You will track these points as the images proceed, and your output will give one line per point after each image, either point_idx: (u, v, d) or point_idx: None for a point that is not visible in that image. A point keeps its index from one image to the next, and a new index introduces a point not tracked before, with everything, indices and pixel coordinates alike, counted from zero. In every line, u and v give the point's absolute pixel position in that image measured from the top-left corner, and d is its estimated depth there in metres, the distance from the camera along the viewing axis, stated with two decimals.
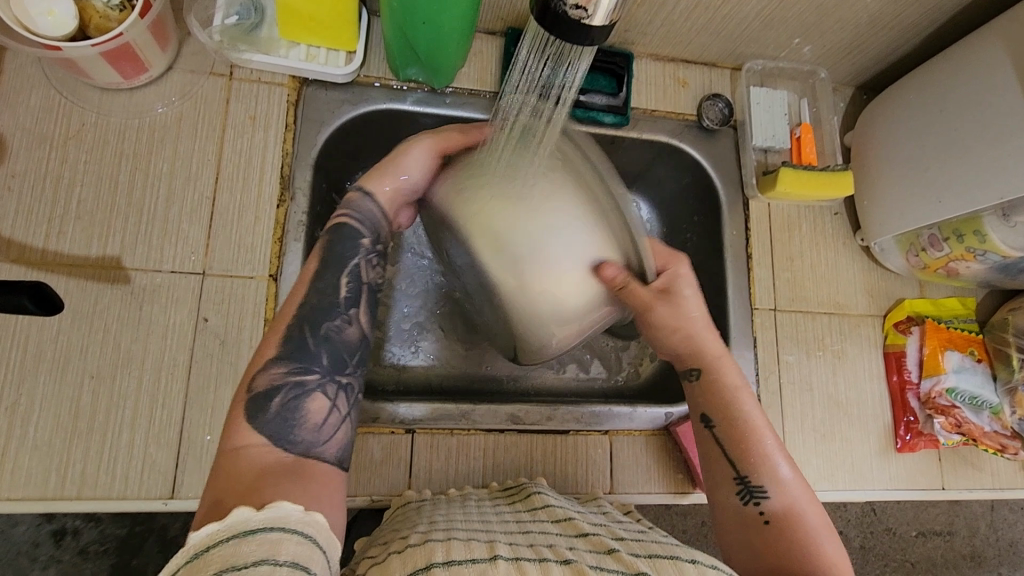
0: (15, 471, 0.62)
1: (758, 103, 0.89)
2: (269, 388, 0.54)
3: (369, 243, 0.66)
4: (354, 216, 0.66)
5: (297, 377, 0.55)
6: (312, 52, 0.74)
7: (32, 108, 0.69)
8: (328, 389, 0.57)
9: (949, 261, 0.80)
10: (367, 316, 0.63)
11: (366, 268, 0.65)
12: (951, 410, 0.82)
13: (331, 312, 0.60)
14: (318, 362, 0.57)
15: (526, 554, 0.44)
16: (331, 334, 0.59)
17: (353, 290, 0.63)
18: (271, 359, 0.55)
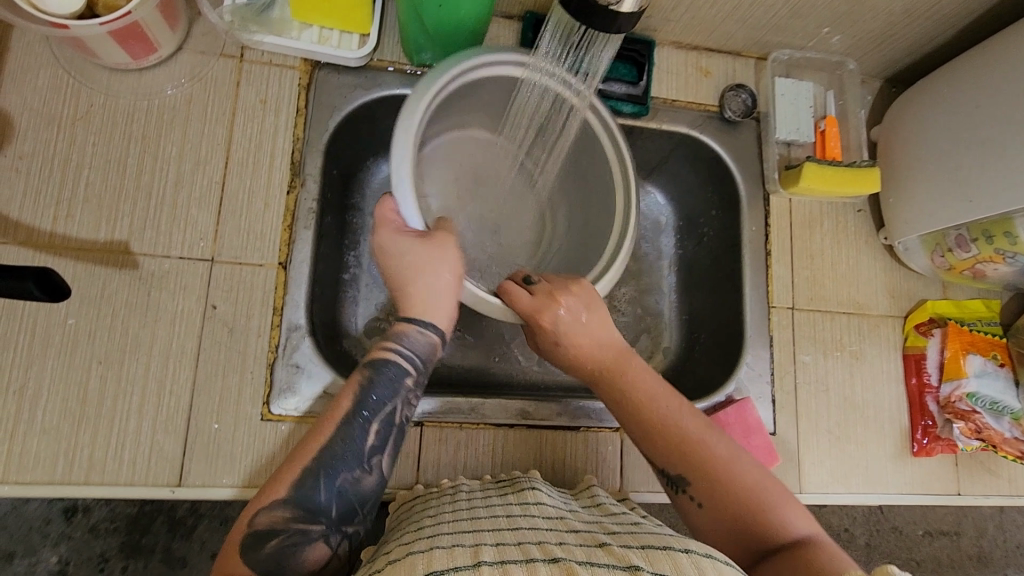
0: (23, 455, 0.61)
1: (783, 94, 0.86)
2: (268, 533, 0.49)
3: (412, 381, 0.58)
4: (398, 351, 0.58)
5: (301, 525, 0.50)
6: (325, 34, 0.72)
7: (40, 88, 0.67)
8: (331, 539, 0.51)
9: (976, 262, 0.77)
10: (389, 460, 0.55)
11: (400, 407, 0.57)
12: (971, 415, 0.80)
13: (351, 459, 0.53)
14: (327, 512, 0.51)
15: (512, 556, 0.42)
16: (346, 485, 0.52)
17: (383, 434, 0.55)
18: (278, 502, 0.50)
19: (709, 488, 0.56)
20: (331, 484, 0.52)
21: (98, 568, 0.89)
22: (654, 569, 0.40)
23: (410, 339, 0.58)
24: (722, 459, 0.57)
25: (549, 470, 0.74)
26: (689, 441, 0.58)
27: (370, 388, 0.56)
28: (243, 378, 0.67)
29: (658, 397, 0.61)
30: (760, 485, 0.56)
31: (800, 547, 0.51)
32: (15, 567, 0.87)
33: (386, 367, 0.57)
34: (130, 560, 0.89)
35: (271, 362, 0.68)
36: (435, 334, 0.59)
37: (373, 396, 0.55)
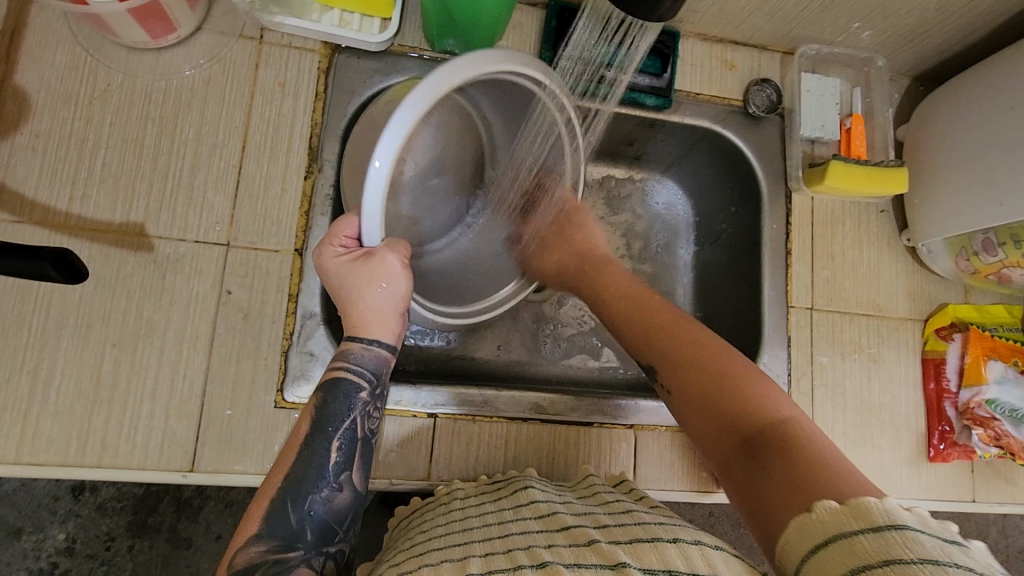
0: (36, 436, 0.61)
1: (810, 90, 0.84)
2: (248, 569, 0.51)
3: (367, 394, 0.59)
4: (351, 369, 0.58)
5: (278, 555, 0.52)
6: (346, 18, 0.71)
7: (57, 65, 0.66)
8: (313, 562, 0.54)
9: (1003, 267, 0.76)
10: (359, 475, 0.58)
11: (362, 422, 0.59)
12: (990, 422, 0.79)
13: (318, 480, 0.55)
14: (302, 536, 0.54)
15: (499, 566, 0.42)
16: (317, 507, 0.55)
17: (346, 451, 0.57)
18: (253, 537, 0.52)
19: (690, 373, 0.56)
20: (301, 509, 0.54)
21: (104, 547, 0.89)
22: (642, 565, 0.39)
23: (361, 357, 0.59)
24: (702, 351, 0.58)
25: (561, 466, 0.73)
26: (671, 334, 0.60)
27: (326, 408, 0.58)
28: (257, 365, 0.66)
29: (635, 304, 0.65)
30: (742, 372, 0.54)
31: (783, 431, 0.48)
32: (23, 544, 0.88)
33: (344, 390, 0.58)
34: (136, 540, 0.90)
35: (285, 350, 0.67)
36: (383, 350, 0.60)
37: (332, 418, 0.57)
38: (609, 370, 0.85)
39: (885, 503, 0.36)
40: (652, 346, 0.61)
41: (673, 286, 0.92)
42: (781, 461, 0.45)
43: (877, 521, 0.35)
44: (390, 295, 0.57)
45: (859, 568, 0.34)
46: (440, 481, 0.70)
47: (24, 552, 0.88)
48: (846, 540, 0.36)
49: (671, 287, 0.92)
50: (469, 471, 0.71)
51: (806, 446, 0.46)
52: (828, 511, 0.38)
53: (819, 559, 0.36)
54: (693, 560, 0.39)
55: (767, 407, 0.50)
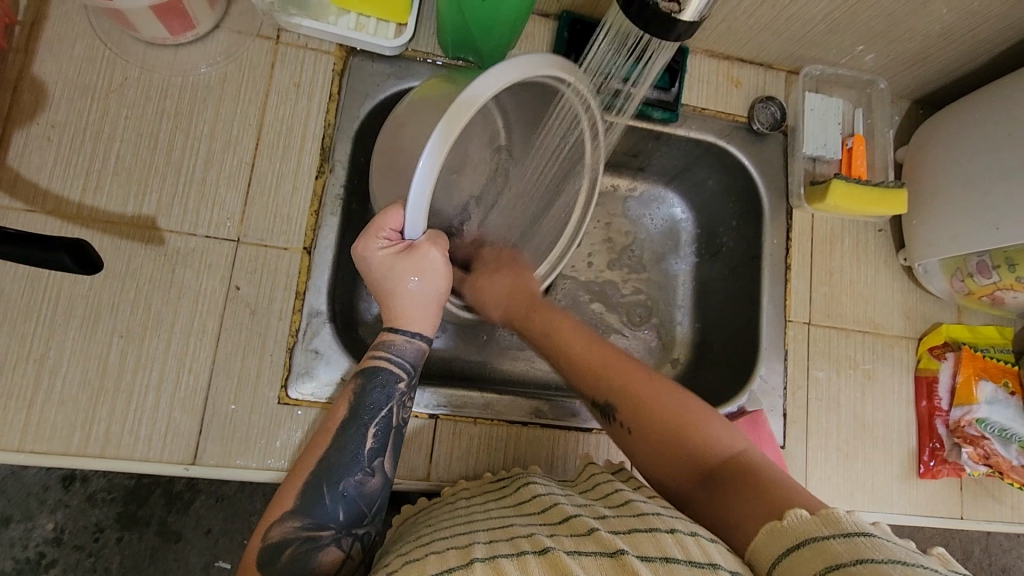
0: (41, 424, 0.62)
1: (813, 109, 0.85)
2: (281, 543, 0.52)
3: (405, 386, 0.60)
4: (391, 360, 0.59)
5: (310, 531, 0.53)
6: (362, 21, 0.72)
7: (76, 57, 0.67)
8: (344, 542, 0.54)
9: (996, 289, 0.78)
10: (391, 461, 0.58)
11: (398, 411, 0.60)
12: (980, 440, 0.80)
13: (352, 464, 0.56)
14: (334, 517, 0.54)
15: (503, 551, 0.43)
16: (350, 489, 0.55)
17: (382, 436, 0.58)
18: (288, 512, 0.53)
19: (642, 413, 0.58)
20: (335, 489, 0.55)
21: (92, 538, 0.89)
22: (640, 553, 0.40)
23: (401, 347, 0.60)
24: (650, 385, 0.59)
25: (559, 471, 0.74)
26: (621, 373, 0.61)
27: (364, 395, 0.58)
28: (262, 361, 0.67)
29: (591, 348, 0.63)
30: (690, 410, 0.57)
31: (738, 462, 0.52)
32: (11, 532, 0.87)
33: (381, 377, 0.59)
34: (125, 532, 0.89)
35: (291, 347, 0.68)
36: (422, 342, 0.61)
37: (370, 405, 0.58)
38: None
39: (854, 514, 0.40)
40: (601, 383, 0.61)
41: (672, 296, 0.94)
42: (746, 488, 0.48)
43: (846, 528, 0.38)
44: (433, 290, 0.60)
45: (832, 565, 0.37)
46: (439, 482, 0.71)
47: (13, 541, 0.88)
48: (818, 543, 0.39)
49: (671, 298, 0.94)
50: (468, 473, 0.72)
51: (762, 473, 0.50)
52: (800, 522, 0.41)
53: (794, 559, 0.39)
54: (688, 549, 0.40)
55: (717, 443, 0.54)
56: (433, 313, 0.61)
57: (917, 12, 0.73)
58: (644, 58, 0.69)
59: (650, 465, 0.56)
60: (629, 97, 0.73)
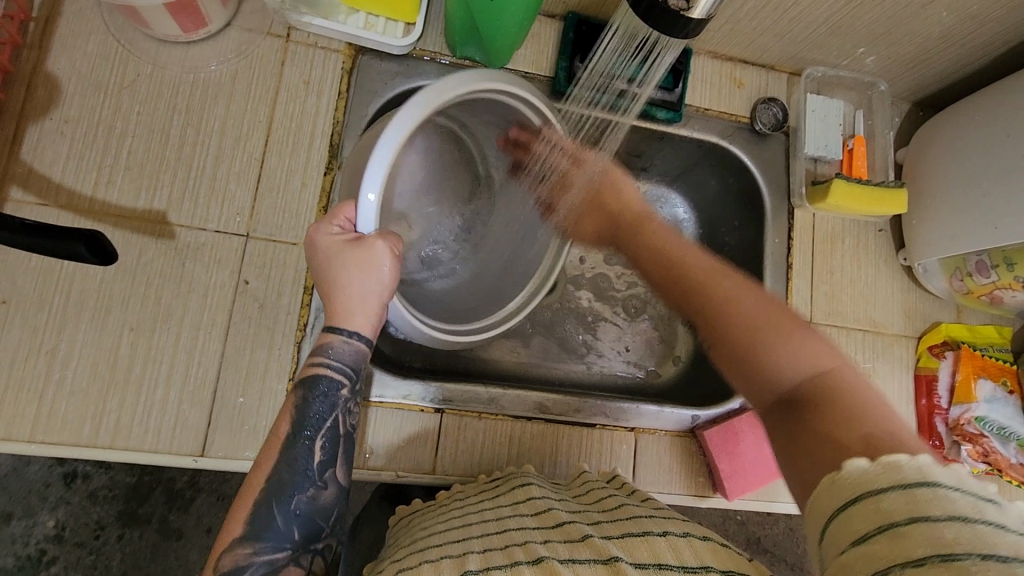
0: (52, 416, 0.62)
1: (815, 110, 0.86)
2: (236, 570, 0.50)
3: (347, 392, 0.59)
4: (330, 363, 0.57)
5: (267, 555, 0.52)
6: (371, 20, 0.73)
7: (89, 53, 0.68)
8: (303, 561, 0.53)
9: (995, 288, 0.78)
10: (343, 470, 0.57)
11: (343, 418, 0.58)
12: (979, 438, 0.81)
13: (302, 480, 0.54)
14: (290, 537, 0.53)
15: (498, 562, 0.43)
16: (302, 507, 0.54)
17: (329, 448, 0.57)
18: (240, 539, 0.51)
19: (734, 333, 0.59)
20: (286, 508, 0.53)
21: (94, 535, 0.89)
22: (633, 559, 0.41)
23: (341, 349, 0.58)
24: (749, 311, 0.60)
25: (563, 466, 0.75)
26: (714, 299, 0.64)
27: (306, 407, 0.56)
28: (271, 354, 0.68)
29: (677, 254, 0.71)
30: (784, 336, 0.56)
31: (819, 384, 0.49)
32: (12, 529, 0.88)
33: (320, 385, 0.57)
34: (127, 529, 0.90)
35: (299, 341, 0.68)
36: (361, 343, 0.59)
37: (312, 417, 0.56)
38: (608, 373, 0.87)
39: (917, 460, 0.37)
40: (704, 295, 0.65)
41: None
42: (813, 415, 0.46)
43: (905, 478, 0.35)
44: (377, 291, 0.58)
45: (885, 525, 0.34)
46: (445, 476, 0.71)
47: (14, 537, 0.88)
48: (872, 500, 0.36)
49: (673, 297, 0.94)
50: (473, 467, 0.73)
51: (841, 399, 0.47)
52: (860, 472, 0.38)
53: (849, 515, 0.36)
54: (681, 552, 0.41)
55: (808, 363, 0.52)
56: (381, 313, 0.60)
57: (918, 15, 0.74)
58: (652, 59, 0.68)
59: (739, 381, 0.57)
60: (635, 98, 0.73)
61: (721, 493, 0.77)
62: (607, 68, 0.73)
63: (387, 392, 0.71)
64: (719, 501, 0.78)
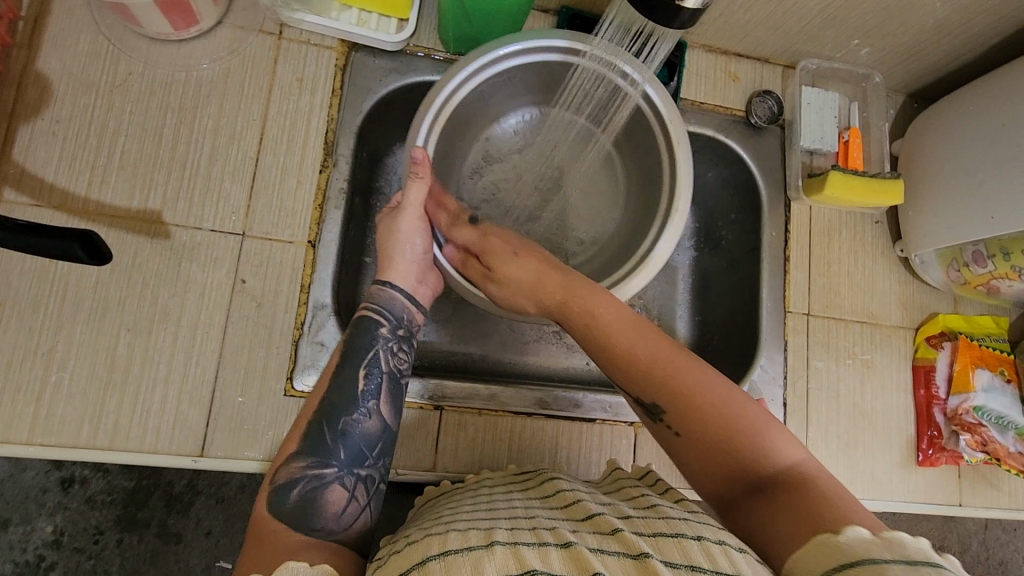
0: (49, 418, 0.62)
1: (809, 103, 0.86)
2: (288, 483, 0.53)
3: (388, 330, 0.63)
4: (373, 307, 0.64)
5: (316, 471, 0.54)
6: (363, 17, 0.72)
7: (80, 53, 0.67)
8: (346, 483, 0.54)
9: (991, 278, 0.79)
10: (389, 407, 0.60)
11: (387, 357, 0.62)
12: (978, 428, 0.81)
13: (350, 404, 0.58)
14: (336, 456, 0.55)
15: (525, 539, 0.42)
16: (350, 429, 0.57)
17: (373, 380, 0.60)
18: (292, 455, 0.55)
19: (691, 414, 0.52)
20: (336, 429, 0.57)
21: (92, 540, 0.89)
22: (664, 557, 0.39)
23: (386, 298, 0.64)
24: (711, 385, 0.53)
25: (564, 462, 0.75)
26: (673, 368, 0.54)
27: (354, 341, 0.62)
28: (269, 352, 0.67)
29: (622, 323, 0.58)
30: (747, 414, 0.51)
31: (792, 474, 0.47)
32: (9, 535, 0.87)
33: (368, 326, 0.63)
34: (125, 534, 0.89)
35: (296, 339, 0.68)
36: (396, 291, 0.65)
37: (360, 348, 0.61)
38: None
39: (917, 542, 0.36)
40: (650, 378, 0.55)
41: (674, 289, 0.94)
42: (802, 504, 0.44)
43: (911, 554, 0.34)
44: (411, 250, 0.66)
45: None
46: (445, 474, 0.71)
47: (11, 544, 0.87)
48: (875, 566, 0.34)
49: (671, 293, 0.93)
50: (473, 465, 0.73)
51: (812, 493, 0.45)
52: (857, 542, 0.37)
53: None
54: (715, 557, 0.39)
55: (777, 451, 0.49)
56: (426, 272, 0.68)
57: (911, 6, 0.74)
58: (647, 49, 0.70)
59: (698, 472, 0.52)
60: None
61: None
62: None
63: None
64: None
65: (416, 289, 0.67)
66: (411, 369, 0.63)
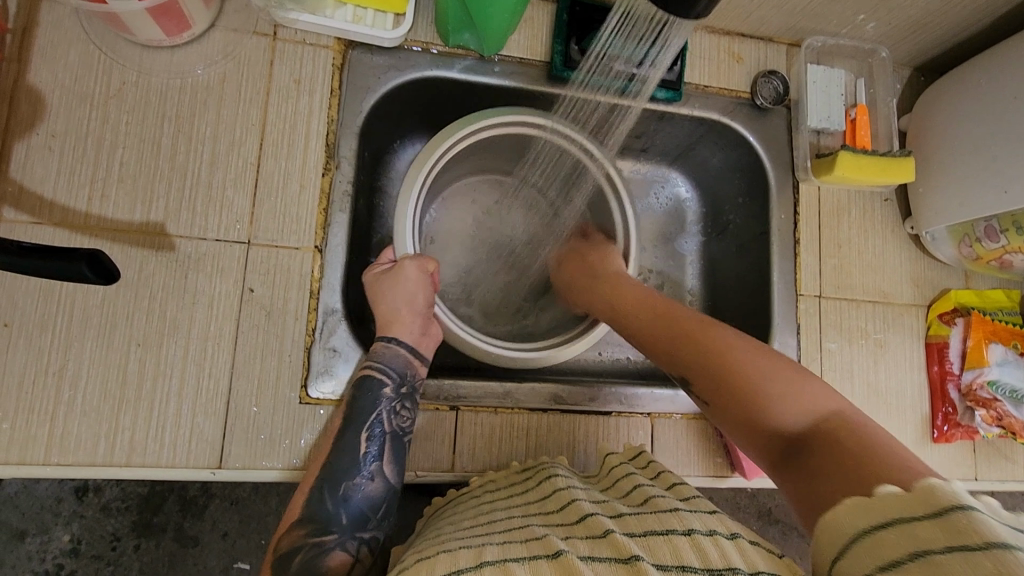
0: (65, 437, 0.62)
1: (815, 81, 0.85)
2: (291, 550, 0.59)
3: (391, 390, 0.66)
4: (376, 367, 0.66)
5: (317, 538, 0.60)
6: (359, 13, 0.70)
7: (71, 63, 0.66)
8: (348, 546, 0.61)
9: (1005, 253, 0.78)
10: (390, 468, 0.65)
11: (389, 417, 0.65)
12: (993, 403, 0.81)
13: (351, 470, 0.63)
14: (337, 522, 0.61)
15: (516, 553, 0.41)
16: (350, 494, 0.62)
17: (376, 443, 0.64)
18: (295, 522, 0.60)
19: (723, 378, 0.57)
20: (336, 496, 0.62)
21: (110, 547, 0.89)
22: (655, 560, 0.39)
23: (387, 355, 0.66)
24: (738, 353, 0.58)
25: (582, 456, 0.74)
26: (693, 338, 0.61)
27: (354, 405, 0.65)
28: (281, 361, 0.67)
29: (663, 310, 0.65)
30: (775, 382, 0.54)
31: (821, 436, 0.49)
32: (28, 546, 0.88)
33: (370, 386, 0.66)
34: (142, 539, 0.90)
35: (308, 347, 0.68)
36: (400, 348, 0.67)
37: (359, 413, 0.65)
38: (618, 361, 0.86)
39: (948, 485, 0.34)
40: (682, 351, 0.61)
41: (682, 275, 0.95)
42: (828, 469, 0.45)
43: (942, 501, 0.33)
44: (411, 304, 0.68)
45: (918, 552, 0.32)
46: (463, 473, 0.71)
47: (30, 555, 0.88)
48: (905, 525, 0.33)
49: (680, 281, 0.95)
50: (491, 464, 0.72)
51: (851, 442, 0.47)
52: (890, 497, 0.36)
53: (875, 540, 0.34)
54: (705, 554, 0.39)
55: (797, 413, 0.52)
56: (428, 324, 0.70)
57: None
58: (653, 42, 0.66)
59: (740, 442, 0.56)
60: (643, 82, 0.71)
61: (739, 474, 0.77)
62: (607, 50, 0.71)
63: None
64: (736, 481, 0.78)
65: (420, 342, 0.69)
66: (414, 425, 0.67)
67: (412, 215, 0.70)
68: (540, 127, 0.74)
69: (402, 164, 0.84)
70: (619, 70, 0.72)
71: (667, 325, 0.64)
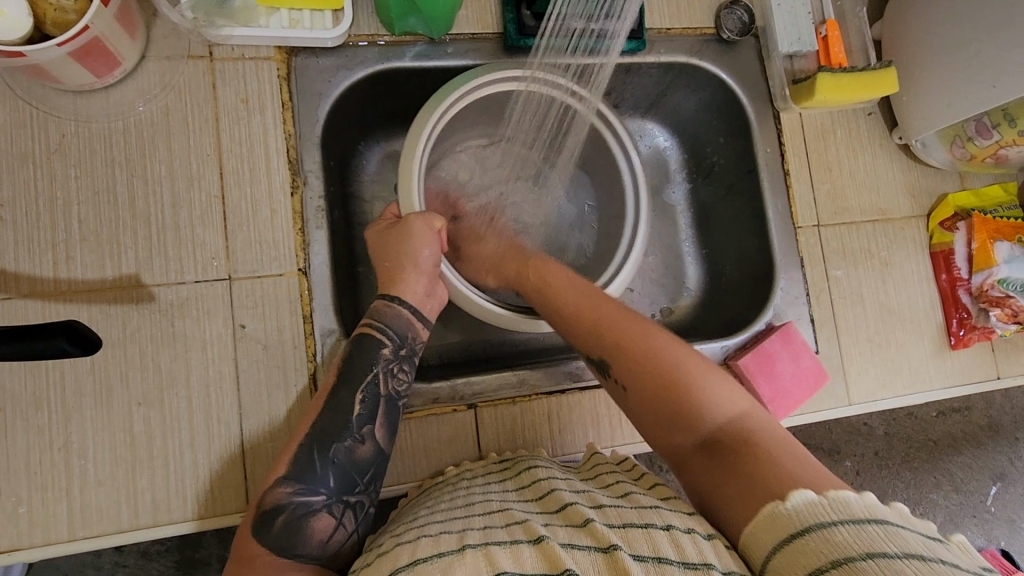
0: (86, 509, 0.60)
1: (780, 4, 0.81)
2: (275, 508, 0.54)
3: (390, 350, 0.63)
4: (377, 324, 0.63)
5: (304, 497, 0.55)
6: (295, 17, 0.67)
7: (3, 123, 0.62)
8: (335, 510, 0.56)
9: (999, 148, 0.76)
10: (383, 430, 0.61)
11: (386, 379, 0.62)
12: (1007, 301, 0.80)
13: (343, 431, 0.59)
14: (326, 483, 0.57)
15: (499, 538, 0.41)
16: (340, 455, 0.58)
17: (370, 404, 0.61)
18: (281, 478, 0.56)
19: (652, 375, 0.54)
20: (326, 455, 0.57)
21: None
22: (633, 551, 0.39)
23: (391, 315, 0.64)
24: (654, 338, 0.57)
25: (608, 430, 0.73)
26: (618, 329, 0.58)
27: (349, 362, 0.62)
28: (289, 393, 0.65)
29: (591, 300, 0.61)
30: (692, 366, 0.54)
31: (737, 430, 0.49)
32: None
33: (369, 344, 0.63)
34: None
35: (313, 373, 0.66)
36: (403, 307, 0.65)
37: (356, 373, 0.61)
38: None
39: (862, 496, 0.38)
40: (603, 335, 0.58)
41: (675, 227, 0.92)
42: (754, 467, 0.44)
43: (858, 514, 0.37)
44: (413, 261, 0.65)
45: (840, 559, 0.35)
46: None
47: None
48: (824, 531, 0.37)
49: (673, 232, 0.92)
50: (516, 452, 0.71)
51: (771, 442, 0.47)
52: (804, 506, 0.39)
53: (795, 547, 0.37)
54: (682, 548, 0.39)
55: (719, 404, 0.51)
56: (433, 284, 0.67)
57: None
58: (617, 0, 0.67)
59: (643, 423, 0.55)
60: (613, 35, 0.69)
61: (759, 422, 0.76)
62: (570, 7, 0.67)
63: (416, 400, 0.69)
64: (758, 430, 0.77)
65: (423, 304, 0.66)
66: (410, 391, 0.64)
67: (421, 164, 0.66)
68: (519, 79, 0.70)
69: (370, 165, 0.81)
70: (589, 27, 0.69)
71: (606, 314, 0.60)
